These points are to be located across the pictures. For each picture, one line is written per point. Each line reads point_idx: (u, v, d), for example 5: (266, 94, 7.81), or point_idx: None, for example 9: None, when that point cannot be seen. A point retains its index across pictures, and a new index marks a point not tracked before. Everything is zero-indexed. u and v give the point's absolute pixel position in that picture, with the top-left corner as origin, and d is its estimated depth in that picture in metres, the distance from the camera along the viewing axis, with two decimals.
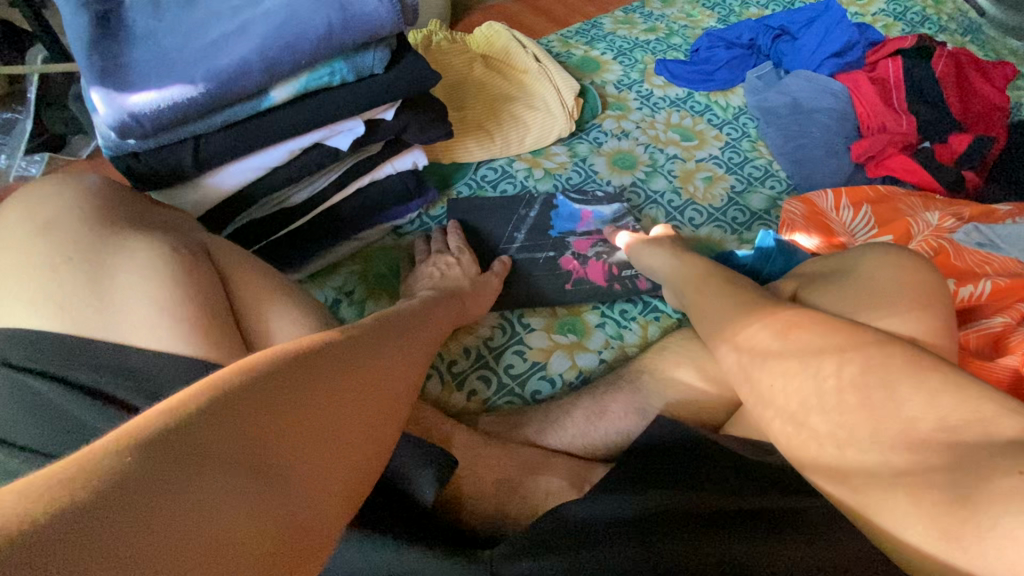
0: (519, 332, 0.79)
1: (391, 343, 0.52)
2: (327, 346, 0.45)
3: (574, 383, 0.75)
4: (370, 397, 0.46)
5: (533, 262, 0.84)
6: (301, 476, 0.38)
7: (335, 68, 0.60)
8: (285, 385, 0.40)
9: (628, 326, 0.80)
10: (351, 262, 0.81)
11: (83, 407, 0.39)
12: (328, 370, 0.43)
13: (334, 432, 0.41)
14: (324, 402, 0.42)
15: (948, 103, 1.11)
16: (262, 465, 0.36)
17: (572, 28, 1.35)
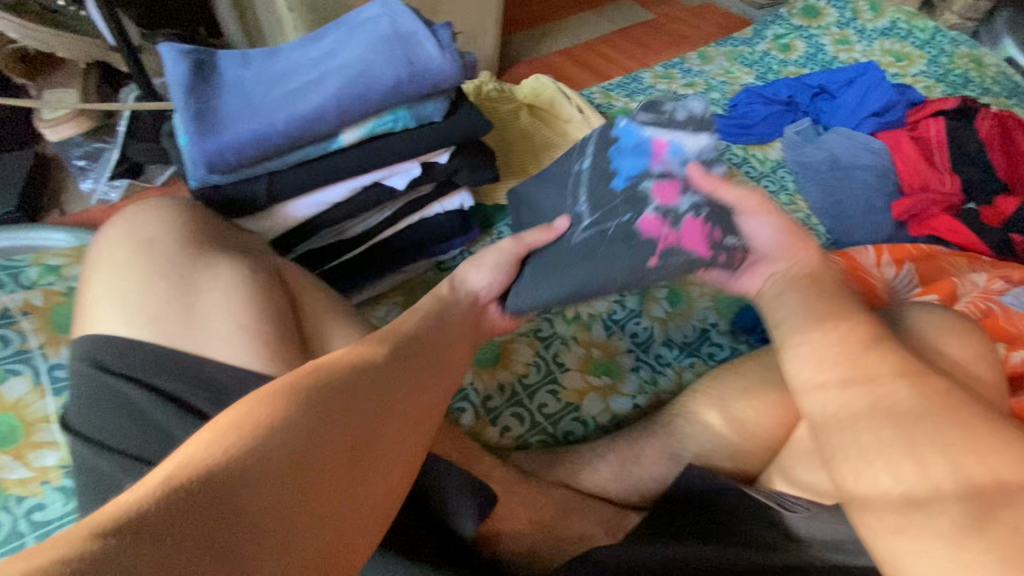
0: (554, 371, 0.80)
1: (401, 373, 0.48)
2: (319, 386, 0.41)
3: (607, 427, 0.75)
4: (363, 443, 0.41)
5: (601, 239, 0.66)
6: (279, 546, 0.32)
7: (399, 116, 0.65)
8: (263, 440, 0.36)
9: (662, 371, 0.81)
10: (396, 293, 0.85)
11: (167, 418, 0.42)
12: (314, 416, 0.39)
13: (317, 487, 0.36)
14: (307, 453, 0.37)
15: (993, 165, 1.11)
16: (231, 536, 0.31)
17: (613, 82, 1.41)
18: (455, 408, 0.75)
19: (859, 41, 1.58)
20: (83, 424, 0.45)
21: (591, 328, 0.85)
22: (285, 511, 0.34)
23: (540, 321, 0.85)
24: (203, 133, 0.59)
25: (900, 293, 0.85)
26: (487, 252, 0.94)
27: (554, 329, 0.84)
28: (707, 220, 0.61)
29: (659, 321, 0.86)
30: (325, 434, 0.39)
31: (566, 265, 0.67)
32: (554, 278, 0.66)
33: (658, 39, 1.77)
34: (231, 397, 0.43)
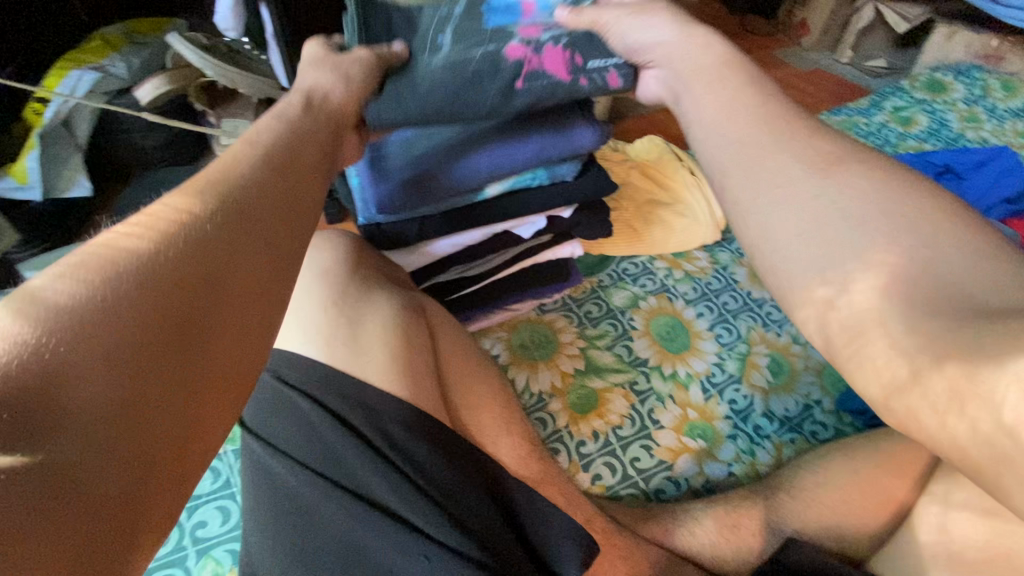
0: (648, 426, 0.81)
1: (274, 190, 0.41)
2: (200, 203, 0.36)
3: (700, 491, 0.75)
4: (253, 275, 0.37)
5: (467, 68, 0.61)
6: (172, 389, 0.31)
7: (537, 175, 0.72)
8: (139, 269, 0.31)
9: (761, 443, 0.80)
10: (500, 329, 0.91)
11: (332, 432, 0.48)
12: (200, 242, 0.35)
13: (204, 326, 0.33)
14: (191, 287, 0.33)
15: None
16: (165, 360, 0.31)
17: None
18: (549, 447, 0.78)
19: (989, 119, 1.50)
20: (255, 421, 0.51)
21: (688, 388, 0.85)
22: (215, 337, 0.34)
23: (637, 374, 0.87)
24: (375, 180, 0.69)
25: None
26: (588, 298, 0.98)
27: (651, 384, 0.86)
28: (568, 49, 0.61)
29: (759, 391, 0.85)
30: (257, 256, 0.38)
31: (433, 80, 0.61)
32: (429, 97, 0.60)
33: None
34: (390, 420, 0.50)
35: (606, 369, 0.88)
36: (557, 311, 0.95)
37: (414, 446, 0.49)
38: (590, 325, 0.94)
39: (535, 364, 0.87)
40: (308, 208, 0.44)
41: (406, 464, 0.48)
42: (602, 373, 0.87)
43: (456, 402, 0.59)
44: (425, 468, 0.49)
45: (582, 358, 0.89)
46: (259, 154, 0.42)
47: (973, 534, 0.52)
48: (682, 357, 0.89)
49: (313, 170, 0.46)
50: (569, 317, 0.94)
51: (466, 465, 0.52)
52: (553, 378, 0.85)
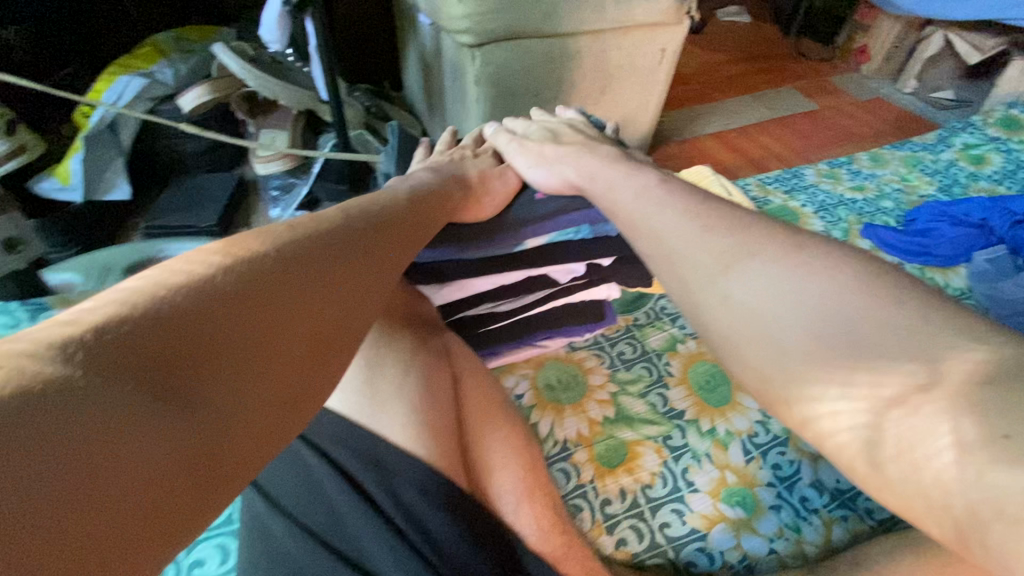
0: (680, 488, 0.74)
1: (357, 267, 0.50)
2: (300, 260, 0.45)
3: (735, 568, 0.68)
4: (326, 327, 0.45)
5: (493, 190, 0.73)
6: (243, 395, 0.38)
7: (578, 229, 0.70)
8: (246, 295, 0.40)
9: (807, 517, 0.72)
10: (526, 366, 0.87)
11: (343, 495, 0.46)
12: (293, 289, 0.43)
13: (280, 355, 0.41)
14: (275, 321, 0.41)
15: None
16: (276, 343, 0.41)
17: (769, 176, 1.36)
18: (571, 504, 0.72)
19: None
20: (266, 478, 0.50)
21: (727, 448, 0.78)
22: (310, 331, 0.44)
23: (672, 428, 0.80)
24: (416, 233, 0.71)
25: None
26: (622, 338, 0.92)
27: (686, 441, 0.79)
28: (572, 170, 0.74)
29: (807, 457, 0.77)
30: (342, 277, 0.48)
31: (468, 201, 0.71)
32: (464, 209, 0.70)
33: (822, 133, 1.69)
34: (398, 479, 0.47)
35: (638, 420, 0.81)
36: (587, 349, 0.90)
37: (428, 515, 0.46)
38: (622, 367, 0.88)
39: (561, 409, 0.82)
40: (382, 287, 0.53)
41: (418, 536, 0.45)
42: (633, 424, 0.81)
43: (479, 461, 0.54)
44: (438, 541, 0.45)
45: (612, 405, 0.83)
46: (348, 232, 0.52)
47: None
48: (721, 411, 0.82)
49: (389, 252, 0.55)
50: (600, 357, 0.89)
51: (483, 536, 0.47)
52: (579, 425, 0.80)
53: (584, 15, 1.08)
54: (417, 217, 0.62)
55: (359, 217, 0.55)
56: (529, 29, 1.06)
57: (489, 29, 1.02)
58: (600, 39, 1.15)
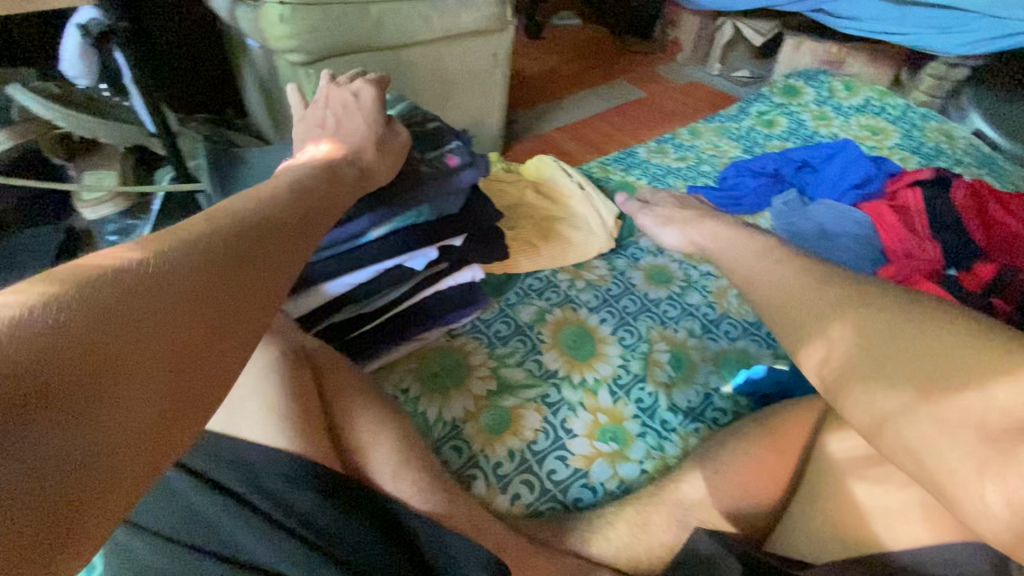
0: (561, 437, 0.82)
1: (239, 272, 0.46)
2: (167, 272, 0.41)
3: (615, 493, 0.77)
4: (203, 333, 0.41)
5: None
6: (111, 423, 0.34)
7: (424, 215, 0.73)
8: (102, 311, 0.36)
9: (668, 436, 0.83)
10: (408, 360, 0.89)
11: (236, 518, 0.49)
12: (164, 300, 0.39)
13: (155, 373, 0.37)
14: (140, 334, 0.37)
15: (974, 232, 1.15)
16: (152, 360, 0.37)
17: (610, 158, 1.52)
18: (466, 475, 0.77)
19: (836, 117, 1.70)
20: (151, 523, 0.50)
21: (597, 393, 0.88)
22: (191, 338, 0.40)
23: (549, 386, 0.88)
24: None
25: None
26: (496, 318, 0.99)
27: (562, 395, 0.87)
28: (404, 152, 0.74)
29: (662, 386, 0.90)
30: (217, 274, 0.44)
31: None
32: None
33: (651, 116, 1.91)
34: (286, 490, 0.52)
35: (518, 386, 0.88)
36: (466, 335, 0.95)
37: (294, 497, 0.51)
38: (498, 344, 0.94)
39: (446, 393, 0.86)
40: (278, 289, 0.49)
41: (286, 518, 0.50)
42: (514, 391, 0.87)
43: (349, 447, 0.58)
44: (305, 516, 0.51)
45: (493, 378, 0.89)
46: (229, 234, 0.48)
47: None
48: (588, 364, 0.92)
49: (271, 244, 0.50)
50: (478, 339, 0.95)
51: (350, 502, 0.53)
52: (465, 404, 0.84)
53: (411, 26, 1.14)
54: (304, 211, 0.57)
55: (239, 219, 0.50)
56: (360, 41, 1.09)
57: (317, 44, 1.04)
58: (432, 48, 1.22)
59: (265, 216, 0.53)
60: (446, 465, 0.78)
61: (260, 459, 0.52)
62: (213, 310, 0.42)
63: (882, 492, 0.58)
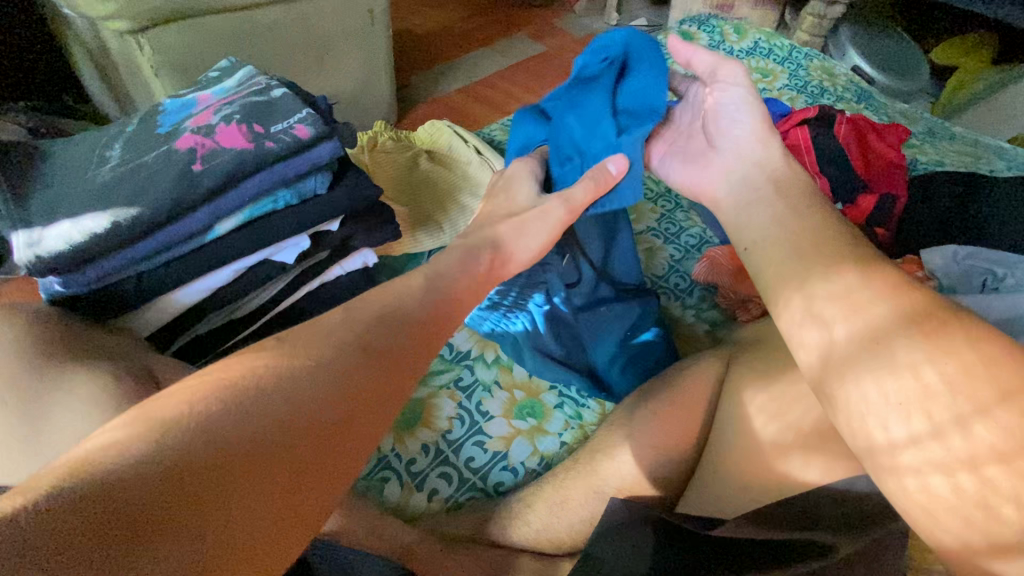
0: (477, 421, 0.78)
1: (362, 395, 0.42)
2: (258, 401, 0.37)
3: (536, 471, 0.74)
4: (315, 451, 0.37)
5: (139, 168, 0.59)
6: (230, 531, 0.32)
7: (279, 197, 0.64)
8: (188, 446, 0.33)
9: (585, 403, 0.81)
10: None
11: None
12: (263, 423, 0.36)
13: (248, 491, 0.33)
14: (244, 462, 0.34)
15: (855, 165, 1.19)
16: (240, 485, 0.33)
17: (511, 119, 1.46)
18: (377, 479, 0.72)
19: None
20: None
21: (511, 369, 0.84)
22: (295, 451, 0.36)
23: (461, 369, 0.83)
24: (36, 233, 0.55)
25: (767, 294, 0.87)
26: None
27: (475, 376, 0.82)
28: (242, 122, 0.62)
29: None
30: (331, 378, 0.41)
31: (96, 192, 0.57)
32: (108, 198, 0.56)
33: (553, 72, 1.85)
34: None
35: (428, 374, 0.82)
36: None
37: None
38: None
39: None
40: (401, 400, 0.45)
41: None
42: (424, 380, 0.81)
43: None
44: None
45: None
46: (325, 363, 0.41)
47: (749, 445, 0.59)
48: (501, 339, 0.87)
49: (400, 360, 0.46)
50: None
51: None
52: None
53: None
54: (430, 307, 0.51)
55: (375, 342, 0.45)
56: (199, 4, 0.95)
57: (145, 10, 0.90)
58: (294, 7, 1.09)
59: (406, 296, 0.51)
60: None
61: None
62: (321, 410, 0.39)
63: None
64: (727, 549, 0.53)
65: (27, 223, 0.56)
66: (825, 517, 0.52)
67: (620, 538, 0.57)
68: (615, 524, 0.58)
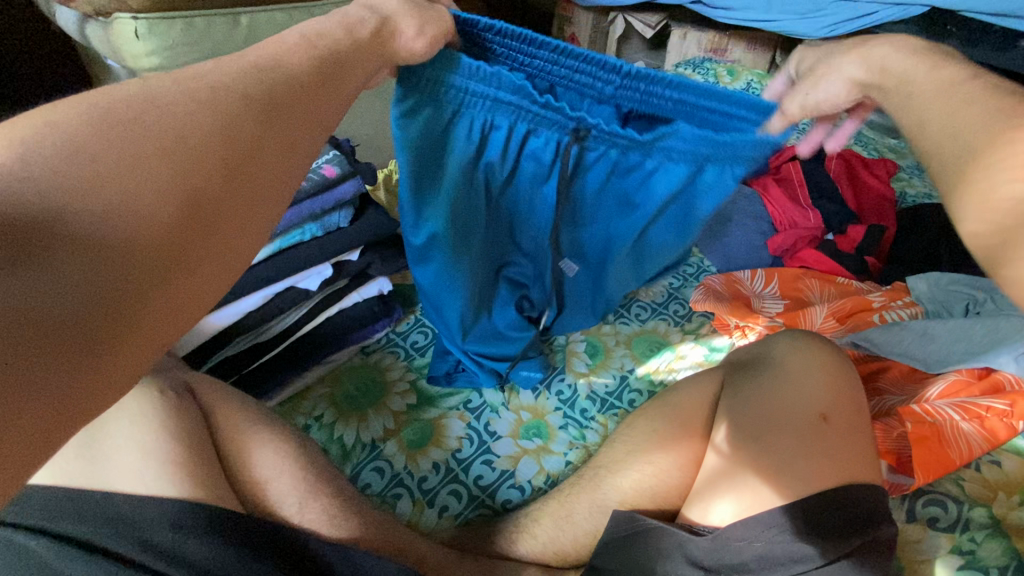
0: (486, 440, 0.81)
1: (253, 152, 0.38)
2: (129, 144, 0.33)
3: (543, 488, 0.77)
4: (177, 205, 0.33)
5: None
6: (66, 285, 0.28)
7: (306, 229, 0.76)
8: (55, 183, 0.30)
9: (589, 424, 0.84)
10: (321, 385, 0.86)
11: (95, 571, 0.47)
12: (140, 165, 0.32)
13: (106, 234, 0.30)
14: (115, 198, 0.31)
15: (845, 197, 1.25)
16: (48, 248, 0.28)
17: None
18: (390, 495, 0.75)
19: None
20: None
21: (519, 392, 0.87)
22: (134, 213, 0.31)
23: (470, 391, 0.87)
24: None
25: (764, 318, 0.94)
26: (413, 329, 0.95)
27: (484, 399, 0.86)
28: None
29: (583, 377, 0.90)
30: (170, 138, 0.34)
31: None
32: None
33: None
34: (145, 528, 0.50)
35: (439, 396, 0.86)
36: (381, 349, 0.91)
37: (185, 545, 0.50)
38: (416, 357, 0.91)
39: (362, 414, 0.83)
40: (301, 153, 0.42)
41: (78, 526, 0.50)
42: (435, 401, 0.85)
43: (238, 481, 0.60)
44: (198, 564, 0.49)
45: (412, 391, 0.86)
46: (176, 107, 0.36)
47: (742, 460, 0.62)
48: None
49: (294, 134, 0.41)
50: (394, 352, 0.91)
51: (258, 545, 0.52)
52: (384, 423, 0.82)
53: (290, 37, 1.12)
54: (318, 77, 0.45)
55: (260, 99, 0.40)
56: (233, 56, 1.05)
57: (186, 62, 0.99)
58: None
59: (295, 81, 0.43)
60: (367, 489, 0.76)
61: (142, 509, 0.51)
62: (158, 170, 0.33)
63: (775, 449, 0.61)
64: (718, 553, 0.55)
65: None
66: (820, 527, 0.54)
67: (618, 542, 0.61)
68: (617, 530, 0.62)
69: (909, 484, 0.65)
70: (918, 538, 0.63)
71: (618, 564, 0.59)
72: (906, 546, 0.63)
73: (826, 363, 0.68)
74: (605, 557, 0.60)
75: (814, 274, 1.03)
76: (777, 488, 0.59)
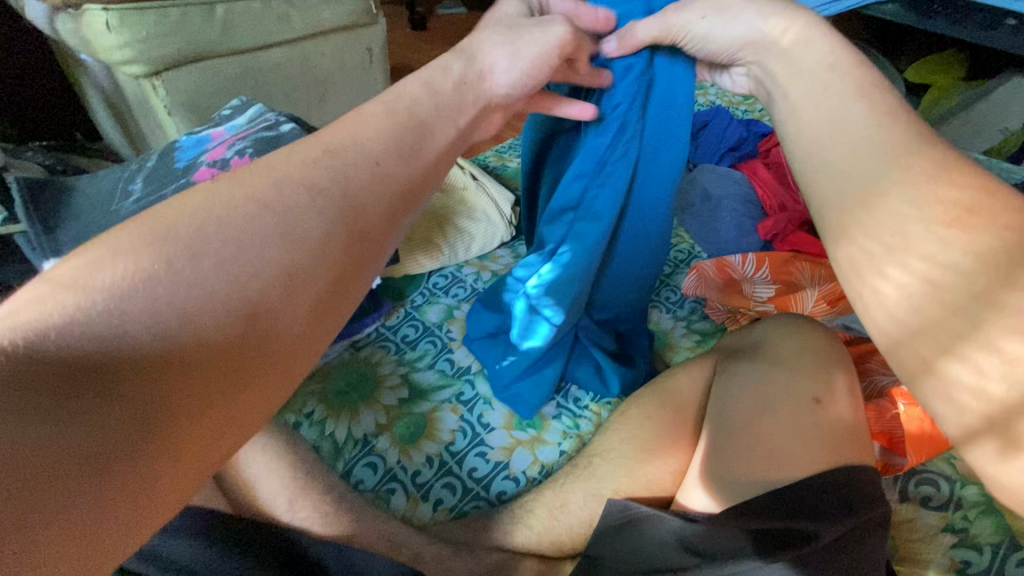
0: (480, 433, 0.81)
1: (335, 251, 0.39)
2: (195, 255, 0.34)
3: (537, 479, 0.77)
4: (255, 327, 0.34)
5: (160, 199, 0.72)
6: (143, 421, 0.29)
7: None
8: (142, 292, 0.31)
9: (582, 414, 0.84)
10: (311, 381, 0.85)
11: None
12: (225, 265, 0.34)
13: (209, 365, 0.32)
14: (196, 319, 0.32)
15: None
16: (128, 379, 0.29)
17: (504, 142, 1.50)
18: (384, 490, 0.75)
19: None
20: None
21: None
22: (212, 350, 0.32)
23: (462, 383, 0.86)
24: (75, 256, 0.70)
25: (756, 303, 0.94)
26: (404, 323, 0.93)
27: (476, 391, 0.85)
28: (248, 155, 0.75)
29: None
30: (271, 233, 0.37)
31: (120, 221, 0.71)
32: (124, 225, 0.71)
33: None
34: None
35: (431, 389, 0.85)
36: (371, 344, 0.90)
37: (168, 546, 0.49)
38: (407, 351, 0.89)
39: (354, 409, 0.82)
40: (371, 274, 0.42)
41: None
42: (427, 395, 0.84)
43: (227, 481, 0.59)
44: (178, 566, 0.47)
45: (404, 385, 0.85)
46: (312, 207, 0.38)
47: (738, 445, 0.62)
48: None
49: None
50: (385, 347, 0.90)
51: (243, 547, 0.51)
52: (376, 418, 0.81)
53: (268, 28, 1.10)
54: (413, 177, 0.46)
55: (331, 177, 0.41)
56: (210, 48, 1.03)
57: (161, 55, 0.96)
58: (297, 48, 1.18)
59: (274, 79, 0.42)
60: (361, 484, 0.75)
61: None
62: (244, 284, 0.34)
63: (769, 433, 0.61)
64: (718, 540, 0.54)
65: (57, 251, 0.71)
66: (819, 508, 0.54)
67: (612, 535, 0.60)
68: (612, 521, 0.61)
69: (904, 463, 0.65)
70: (911, 517, 0.64)
71: (613, 554, 0.58)
72: (900, 525, 0.63)
73: (817, 346, 0.68)
74: (600, 549, 0.60)
75: (804, 257, 1.02)
76: (770, 470, 0.59)
